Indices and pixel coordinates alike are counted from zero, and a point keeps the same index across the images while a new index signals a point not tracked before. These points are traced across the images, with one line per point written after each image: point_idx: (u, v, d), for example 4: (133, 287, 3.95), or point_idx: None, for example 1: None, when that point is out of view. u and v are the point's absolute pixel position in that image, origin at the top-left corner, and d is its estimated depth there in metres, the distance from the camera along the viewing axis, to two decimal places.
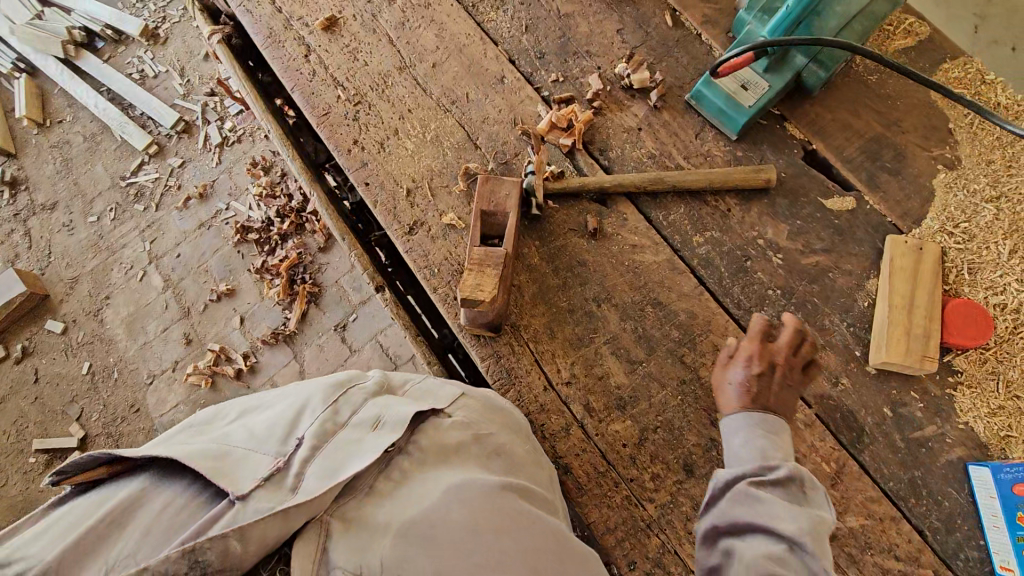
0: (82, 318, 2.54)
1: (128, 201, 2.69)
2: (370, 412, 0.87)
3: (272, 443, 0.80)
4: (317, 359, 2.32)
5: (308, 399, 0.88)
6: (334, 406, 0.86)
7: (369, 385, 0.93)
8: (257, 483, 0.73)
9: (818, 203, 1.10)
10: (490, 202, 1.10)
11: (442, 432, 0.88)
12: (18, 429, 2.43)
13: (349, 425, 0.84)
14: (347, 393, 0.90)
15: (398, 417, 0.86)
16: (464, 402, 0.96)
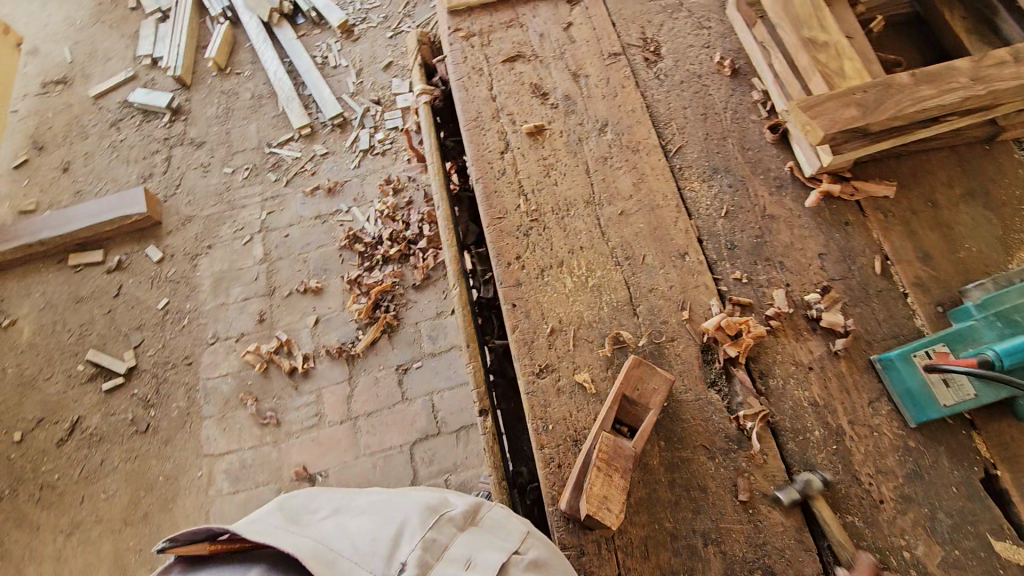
0: (179, 256, 2.64)
1: (265, 167, 2.81)
2: (463, 549, 0.83)
3: (373, 562, 0.81)
4: (368, 390, 2.28)
5: (403, 518, 0.86)
6: (427, 531, 0.84)
7: (456, 511, 0.89)
8: None
9: (984, 540, 0.97)
10: (635, 389, 1.06)
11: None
12: (82, 334, 2.52)
13: (444, 558, 0.82)
14: (443, 514, 0.87)
15: (490, 562, 0.82)
16: (534, 541, 0.88)
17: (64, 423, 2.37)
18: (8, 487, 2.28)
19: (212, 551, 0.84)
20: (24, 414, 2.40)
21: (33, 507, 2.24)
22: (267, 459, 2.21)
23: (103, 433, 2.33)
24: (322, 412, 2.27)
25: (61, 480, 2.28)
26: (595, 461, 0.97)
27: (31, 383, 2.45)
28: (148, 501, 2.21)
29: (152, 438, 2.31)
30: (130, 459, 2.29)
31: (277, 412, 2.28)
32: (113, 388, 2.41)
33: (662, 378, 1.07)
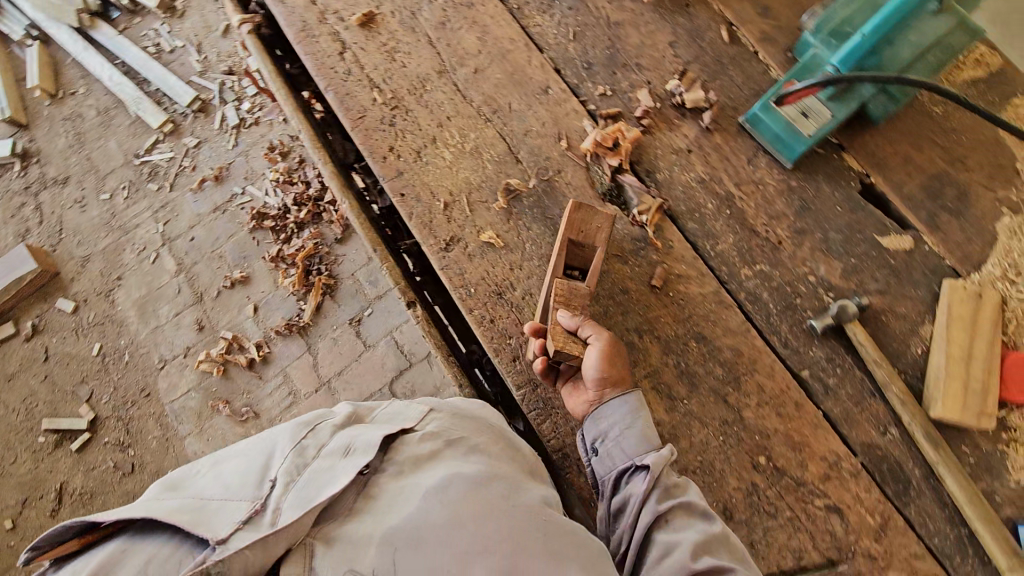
0: (93, 298, 2.51)
1: (142, 180, 2.64)
2: (340, 440, 0.85)
3: (247, 486, 0.77)
4: (331, 352, 2.29)
5: (276, 441, 0.85)
6: (304, 441, 0.84)
7: (335, 420, 0.90)
8: (236, 526, 0.71)
9: (873, 241, 1.06)
10: (580, 232, 1.05)
11: (411, 447, 0.86)
12: (29, 408, 2.42)
13: (321, 455, 0.82)
14: (316, 426, 0.88)
15: (369, 442, 0.84)
16: (434, 416, 0.93)
17: (48, 496, 2.31)
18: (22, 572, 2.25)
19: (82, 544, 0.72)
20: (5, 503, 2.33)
21: None
22: None
23: (92, 488, 2.30)
24: (295, 389, 2.28)
25: None
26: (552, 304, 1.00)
27: None
28: None
29: (142, 474, 2.29)
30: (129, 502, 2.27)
31: (252, 405, 2.27)
32: (84, 445, 2.35)
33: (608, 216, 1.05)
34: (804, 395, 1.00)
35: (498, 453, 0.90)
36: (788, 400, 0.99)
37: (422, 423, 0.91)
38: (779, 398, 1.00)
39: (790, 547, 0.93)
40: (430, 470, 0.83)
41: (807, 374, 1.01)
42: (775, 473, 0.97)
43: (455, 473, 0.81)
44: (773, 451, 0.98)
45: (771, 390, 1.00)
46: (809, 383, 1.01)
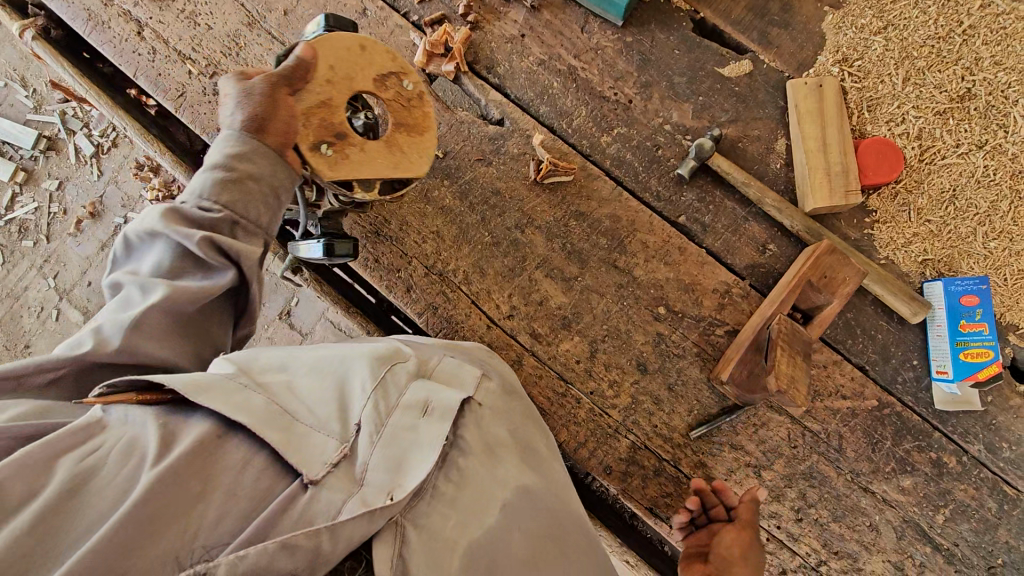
0: None
1: (14, 239, 2.43)
2: (418, 392, 0.71)
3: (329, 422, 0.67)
4: None
5: (355, 368, 0.72)
6: (390, 378, 0.71)
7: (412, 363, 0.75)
8: (327, 469, 0.64)
9: (715, 75, 1.07)
10: (824, 275, 0.94)
11: (485, 427, 0.77)
12: None
13: (398, 407, 0.69)
14: (394, 365, 0.73)
15: (447, 404, 0.71)
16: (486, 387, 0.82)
17: None
18: None
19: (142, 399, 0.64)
20: None
21: None
22: None
23: None
24: None
25: None
26: (780, 333, 0.88)
27: None
28: None
29: None
30: None
31: None
32: None
33: (861, 268, 0.93)
34: (685, 239, 1.04)
35: (545, 448, 0.85)
36: (672, 248, 1.03)
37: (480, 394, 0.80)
38: (663, 249, 1.03)
39: (703, 378, 1.00)
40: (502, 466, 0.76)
41: (683, 219, 1.04)
42: (675, 318, 1.02)
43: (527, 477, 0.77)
44: (669, 298, 1.02)
45: (655, 243, 1.03)
46: (687, 227, 1.04)
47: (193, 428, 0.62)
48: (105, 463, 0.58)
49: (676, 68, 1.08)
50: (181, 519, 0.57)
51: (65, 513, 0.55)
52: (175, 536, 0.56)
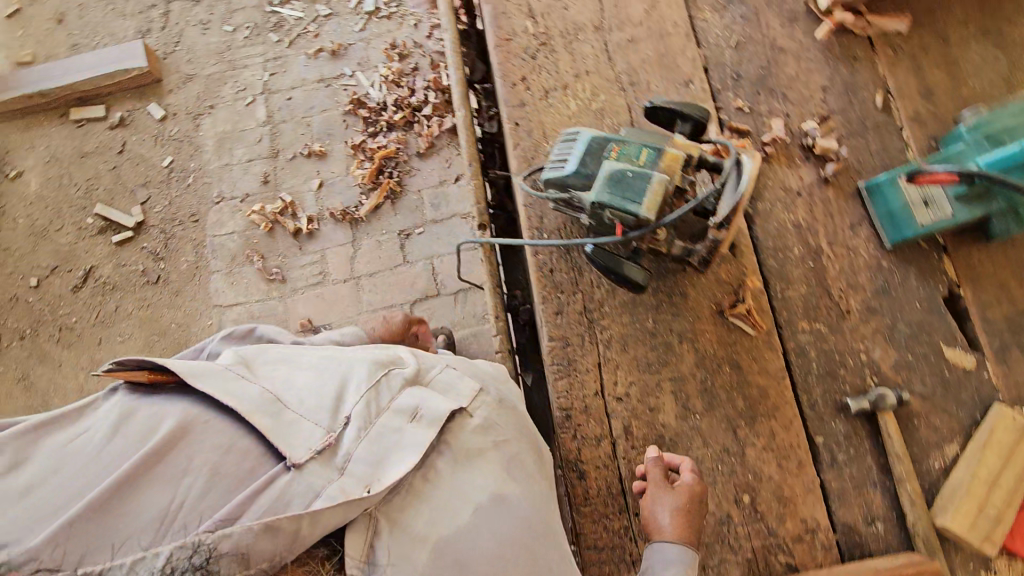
0: (182, 115, 2.62)
1: (266, 26, 2.71)
2: (410, 399, 0.82)
3: (317, 407, 0.78)
4: (373, 252, 2.34)
5: (353, 365, 0.83)
6: (381, 383, 0.83)
7: (406, 371, 0.86)
8: (311, 453, 0.73)
9: (936, 348, 1.05)
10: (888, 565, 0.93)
11: (467, 437, 0.83)
12: (90, 189, 2.58)
13: (389, 411, 0.80)
14: (389, 373, 0.84)
15: (435, 414, 0.81)
16: (483, 398, 0.89)
17: (76, 272, 2.48)
18: (27, 327, 2.45)
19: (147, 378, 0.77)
20: (38, 262, 2.52)
21: (52, 346, 2.40)
22: (275, 311, 2.31)
23: (117, 282, 2.45)
24: (327, 271, 2.34)
25: (77, 322, 2.42)
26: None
27: (42, 232, 2.55)
28: (162, 345, 2.35)
29: (163, 288, 2.42)
30: (143, 307, 2.41)
31: (282, 270, 2.36)
32: (124, 242, 2.49)
33: None
34: (809, 458, 1.01)
35: (536, 464, 0.89)
36: (793, 456, 1.01)
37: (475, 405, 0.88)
38: (785, 451, 1.01)
39: None
40: (480, 471, 0.81)
41: (820, 441, 1.02)
42: (751, 514, 0.99)
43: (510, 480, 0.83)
44: (758, 494, 1.00)
45: (782, 440, 1.02)
46: (818, 450, 1.02)
47: (185, 412, 0.73)
48: (103, 434, 0.71)
49: (907, 317, 1.07)
50: (161, 488, 0.67)
51: (77, 475, 0.68)
52: (154, 499, 0.67)
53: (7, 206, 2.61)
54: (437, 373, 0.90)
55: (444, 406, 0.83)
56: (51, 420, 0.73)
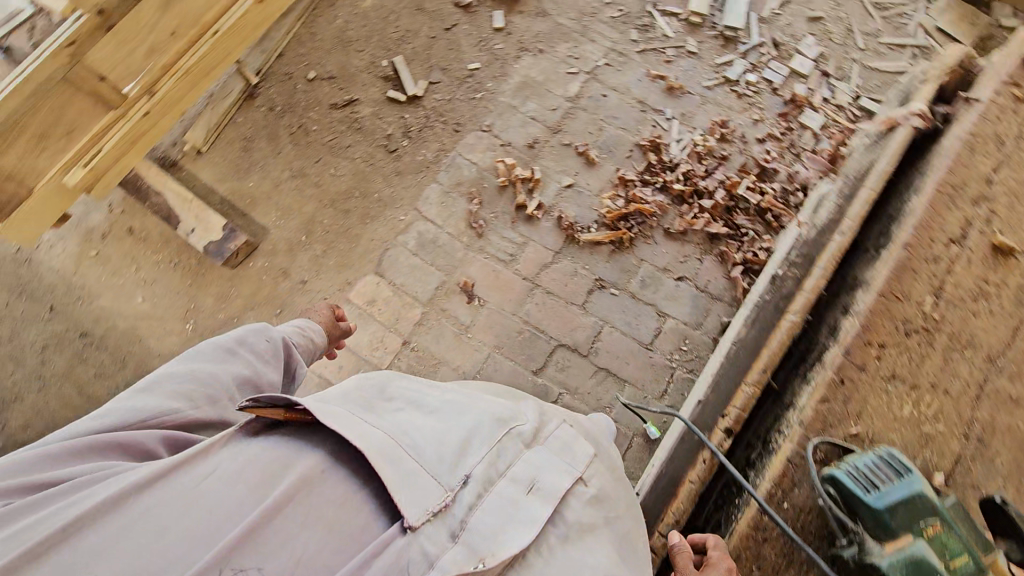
0: (514, 40, 2.66)
1: (635, 22, 2.66)
2: (526, 473, 0.99)
3: (440, 468, 0.97)
4: (563, 275, 2.29)
5: (476, 425, 1.03)
6: (494, 452, 1.00)
7: (525, 432, 1.05)
8: (428, 516, 0.91)
9: None
10: None
11: (577, 510, 0.98)
12: (402, 39, 2.70)
13: (508, 477, 0.98)
14: (507, 435, 1.03)
15: (547, 490, 0.98)
16: (593, 470, 1.05)
17: (344, 93, 2.64)
18: (280, 104, 2.65)
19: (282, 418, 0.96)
20: (324, 63, 2.69)
21: (285, 134, 2.60)
22: (454, 252, 2.36)
23: (364, 126, 2.58)
24: (517, 258, 2.33)
25: (314, 132, 2.60)
26: None
27: (345, 43, 2.72)
28: (356, 202, 2.47)
29: (391, 161, 2.52)
30: (366, 161, 2.53)
31: (486, 226, 2.38)
32: (393, 101, 2.60)
33: None
34: None
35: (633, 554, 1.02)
36: None
37: (587, 475, 1.04)
38: None
39: None
40: (592, 545, 0.95)
41: None
42: None
43: (614, 550, 0.98)
44: None
45: None
46: None
47: (308, 465, 0.91)
48: (230, 475, 0.87)
49: None
50: (275, 554, 0.81)
51: (196, 533, 0.80)
52: (271, 558, 0.81)
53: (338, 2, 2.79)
54: (554, 433, 1.08)
55: (557, 478, 1.00)
56: (184, 457, 0.87)
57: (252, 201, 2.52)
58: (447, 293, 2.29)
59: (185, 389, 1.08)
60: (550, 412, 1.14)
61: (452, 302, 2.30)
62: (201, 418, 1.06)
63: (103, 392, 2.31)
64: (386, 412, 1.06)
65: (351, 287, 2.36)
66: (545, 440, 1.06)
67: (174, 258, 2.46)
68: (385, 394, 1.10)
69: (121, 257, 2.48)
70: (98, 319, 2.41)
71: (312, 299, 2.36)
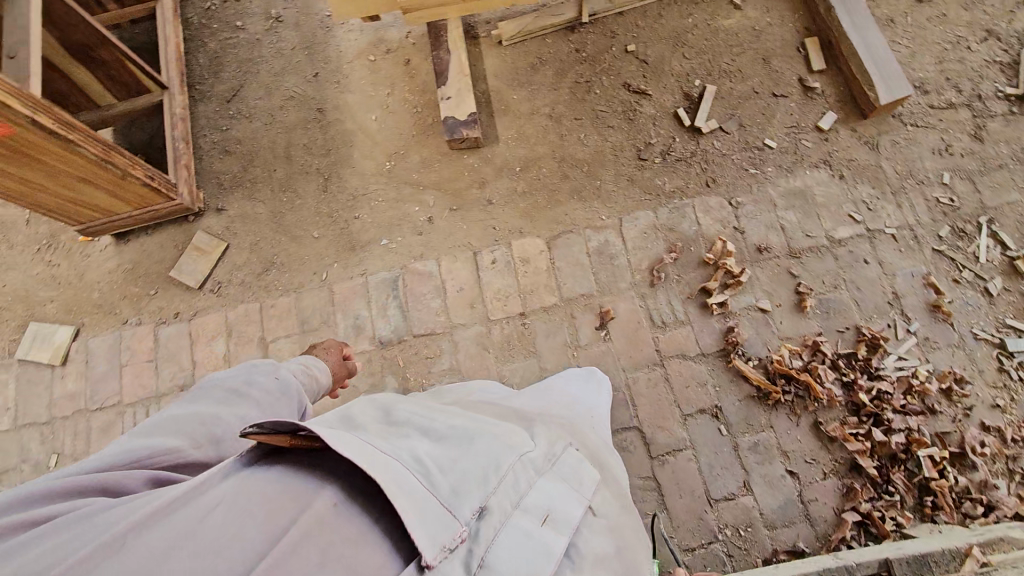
0: (829, 146, 2.35)
1: (958, 220, 2.28)
2: (539, 504, 0.96)
3: (454, 497, 0.91)
4: (690, 378, 2.17)
5: (489, 450, 1.00)
6: (509, 482, 0.96)
7: (536, 459, 1.03)
8: (444, 549, 0.84)
9: None
10: None
11: (587, 537, 0.99)
12: (730, 71, 2.46)
13: (522, 508, 0.94)
14: (521, 463, 1.00)
15: (560, 518, 0.96)
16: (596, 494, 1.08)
17: (642, 79, 2.50)
18: (584, 49, 2.56)
19: (285, 446, 0.86)
20: (649, 41, 2.54)
21: (568, 76, 2.54)
22: (618, 281, 2.30)
23: (635, 121, 2.46)
24: (664, 331, 2.23)
25: (591, 93, 2.51)
26: None
27: (679, 37, 2.53)
28: (576, 173, 2.43)
29: (632, 166, 2.41)
30: (612, 150, 2.44)
31: (663, 282, 2.27)
32: (676, 119, 2.44)
33: None
34: None
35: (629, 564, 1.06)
36: None
37: (593, 502, 1.06)
38: None
39: None
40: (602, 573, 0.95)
41: None
42: None
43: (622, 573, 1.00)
44: None
45: None
46: None
47: (310, 498, 0.81)
48: (234, 507, 0.76)
49: None
50: None
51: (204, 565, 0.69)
52: None
53: None
54: (560, 459, 1.08)
55: (569, 510, 0.99)
56: (184, 492, 0.77)
57: (499, 106, 2.53)
58: (588, 308, 2.28)
59: (187, 426, 0.99)
60: (552, 439, 1.15)
61: (584, 318, 2.28)
62: (201, 459, 0.97)
63: (299, 162, 2.59)
64: (397, 437, 1.02)
65: (519, 237, 2.39)
66: (557, 465, 1.06)
67: (416, 106, 2.59)
68: (393, 423, 1.08)
69: (382, 75, 2.65)
70: (334, 107, 2.64)
71: (483, 221, 2.41)
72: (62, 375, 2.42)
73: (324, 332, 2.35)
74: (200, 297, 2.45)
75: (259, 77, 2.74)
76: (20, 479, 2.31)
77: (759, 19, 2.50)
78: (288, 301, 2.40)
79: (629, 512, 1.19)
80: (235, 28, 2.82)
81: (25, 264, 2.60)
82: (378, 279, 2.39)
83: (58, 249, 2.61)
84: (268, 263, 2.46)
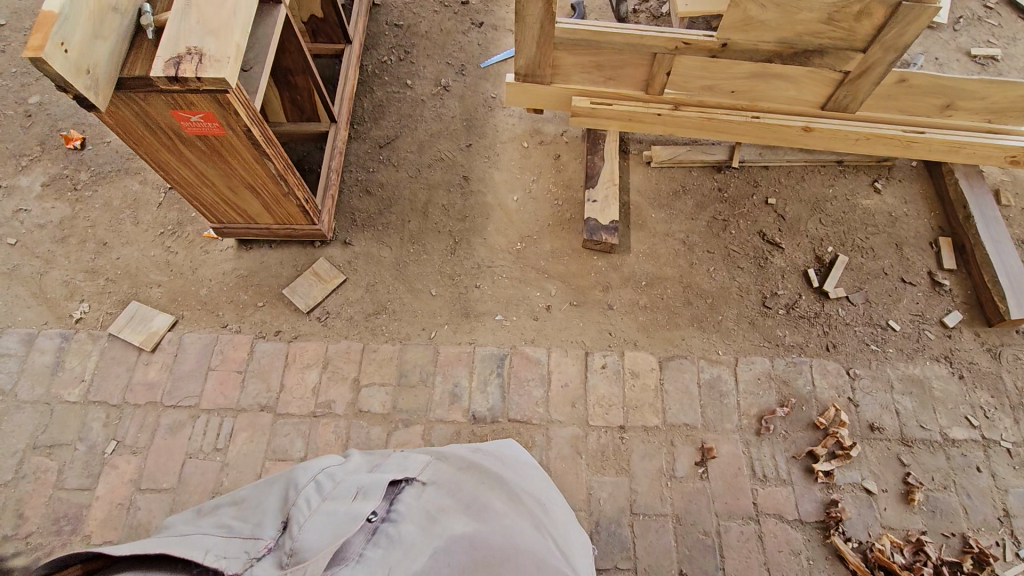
0: (952, 343, 2.37)
1: None
2: (350, 493, 1.18)
3: (259, 527, 1.14)
4: (783, 545, 2.07)
5: (286, 489, 1.25)
6: (307, 494, 1.20)
7: (338, 475, 1.30)
8: (251, 560, 1.04)
9: None
10: None
11: (414, 496, 1.21)
12: (862, 247, 2.54)
13: (331, 501, 1.16)
14: (322, 483, 1.25)
15: (369, 491, 1.18)
16: (424, 471, 1.34)
17: (777, 231, 2.57)
18: (727, 188, 2.67)
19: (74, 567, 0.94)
20: (789, 197, 2.65)
21: (707, 209, 2.63)
22: (725, 422, 2.25)
23: (765, 269, 2.50)
24: (764, 486, 2.16)
25: (727, 231, 2.58)
26: None
27: (817, 202, 2.63)
28: (700, 303, 2.44)
29: (755, 311, 2.43)
30: (739, 290, 2.47)
31: (769, 435, 2.22)
32: (805, 278, 2.48)
33: None
34: None
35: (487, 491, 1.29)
36: None
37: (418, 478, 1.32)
38: None
39: None
40: (432, 510, 1.16)
41: None
42: None
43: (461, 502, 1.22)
44: None
45: None
46: None
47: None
48: None
49: None
50: None
51: None
52: None
53: (847, 170, 2.71)
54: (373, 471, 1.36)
55: (375, 484, 1.21)
56: None
57: (637, 219, 2.60)
58: (689, 440, 2.22)
59: None
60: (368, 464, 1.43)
61: (684, 449, 2.21)
62: None
63: (434, 220, 2.65)
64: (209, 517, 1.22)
65: (632, 349, 2.37)
66: (379, 471, 1.34)
67: (557, 198, 2.68)
68: (206, 513, 1.28)
69: (530, 162, 2.77)
70: (477, 178, 2.74)
71: (600, 323, 2.41)
72: (148, 363, 2.38)
73: (420, 390, 2.30)
74: (305, 321, 2.45)
75: (415, 132, 2.87)
76: (72, 460, 2.21)
77: (896, 206, 2.62)
78: (390, 350, 2.38)
79: (469, 468, 1.38)
80: (404, 86, 3.01)
81: (143, 244, 2.65)
82: (486, 352, 2.36)
83: (181, 238, 2.65)
84: (380, 307, 2.47)
